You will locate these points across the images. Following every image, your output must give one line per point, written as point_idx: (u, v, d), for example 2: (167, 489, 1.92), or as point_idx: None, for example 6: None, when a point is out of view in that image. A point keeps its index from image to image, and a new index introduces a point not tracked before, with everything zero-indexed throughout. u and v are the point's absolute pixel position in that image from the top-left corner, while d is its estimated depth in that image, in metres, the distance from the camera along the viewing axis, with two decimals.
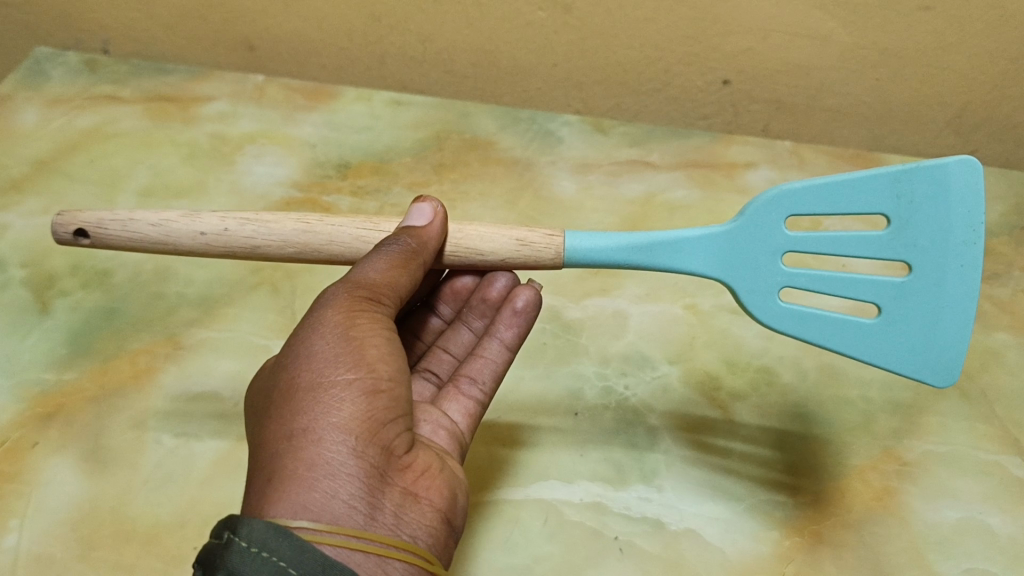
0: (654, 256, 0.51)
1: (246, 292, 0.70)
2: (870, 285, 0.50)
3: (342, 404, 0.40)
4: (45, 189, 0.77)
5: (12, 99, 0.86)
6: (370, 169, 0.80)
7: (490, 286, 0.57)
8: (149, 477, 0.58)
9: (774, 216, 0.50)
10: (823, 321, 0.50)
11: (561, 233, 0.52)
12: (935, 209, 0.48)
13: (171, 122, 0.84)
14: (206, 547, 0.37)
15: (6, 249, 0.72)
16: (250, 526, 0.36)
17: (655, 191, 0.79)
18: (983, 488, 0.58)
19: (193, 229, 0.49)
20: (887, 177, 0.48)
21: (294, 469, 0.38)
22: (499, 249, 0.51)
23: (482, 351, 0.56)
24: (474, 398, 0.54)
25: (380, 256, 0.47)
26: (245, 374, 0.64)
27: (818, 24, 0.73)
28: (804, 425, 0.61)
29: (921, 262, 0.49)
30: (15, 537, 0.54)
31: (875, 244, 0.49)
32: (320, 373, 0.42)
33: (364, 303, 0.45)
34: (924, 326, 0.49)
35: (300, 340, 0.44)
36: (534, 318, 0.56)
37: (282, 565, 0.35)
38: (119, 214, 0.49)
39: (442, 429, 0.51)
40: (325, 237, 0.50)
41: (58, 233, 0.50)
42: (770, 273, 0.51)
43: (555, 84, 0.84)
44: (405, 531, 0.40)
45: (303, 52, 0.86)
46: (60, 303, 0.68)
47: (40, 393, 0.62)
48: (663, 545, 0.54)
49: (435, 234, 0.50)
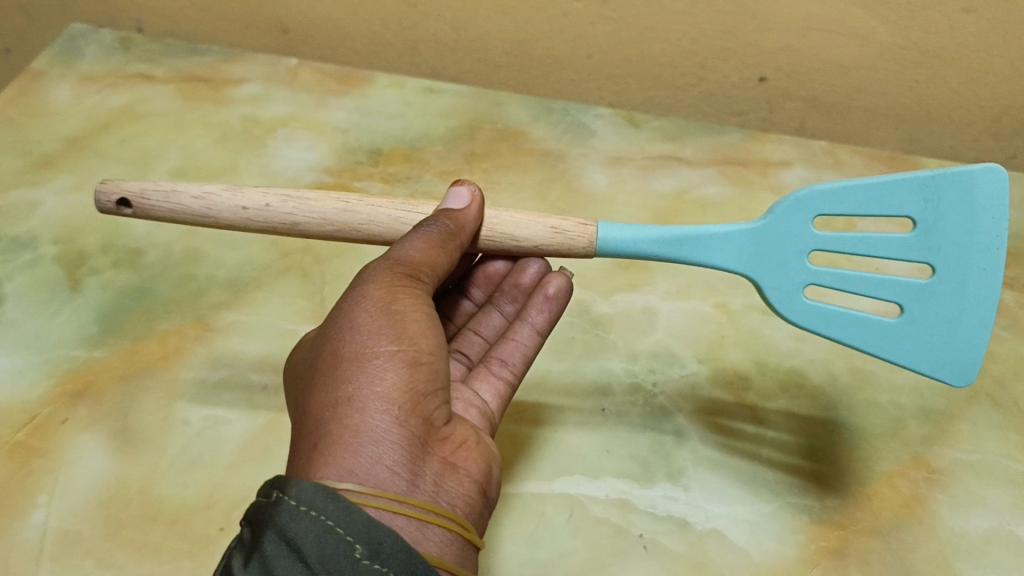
0: (684, 250, 0.51)
1: (276, 276, 0.70)
2: (893, 286, 0.49)
3: (385, 374, 0.40)
4: (78, 167, 0.77)
5: (46, 76, 0.86)
6: (402, 156, 0.80)
7: (522, 271, 0.57)
8: (177, 457, 0.58)
9: (802, 216, 0.50)
10: (846, 321, 0.50)
11: (594, 222, 0.51)
12: (960, 214, 0.47)
13: (204, 103, 0.84)
14: (257, 506, 0.37)
15: (38, 226, 0.72)
16: (299, 486, 0.36)
17: (687, 187, 0.78)
18: (1013, 498, 0.57)
19: (235, 203, 0.49)
20: (915, 181, 0.48)
21: (340, 435, 0.38)
22: (534, 236, 0.51)
23: (514, 334, 0.56)
24: (505, 380, 0.54)
25: (418, 236, 0.47)
26: (274, 358, 0.64)
27: (859, 23, 0.72)
28: (833, 429, 0.60)
29: (944, 266, 0.48)
30: (43, 513, 0.55)
31: (899, 247, 0.49)
32: (363, 344, 0.42)
33: (405, 279, 0.45)
34: (948, 329, 0.49)
35: (342, 313, 0.44)
36: (565, 305, 0.56)
37: (330, 525, 0.35)
38: (163, 185, 0.49)
39: (474, 407, 0.51)
40: (365, 216, 0.50)
41: (101, 201, 0.49)
42: (797, 270, 0.50)
43: (589, 76, 0.83)
44: (444, 499, 0.40)
45: (337, 37, 0.85)
46: (91, 281, 0.69)
47: (70, 369, 0.62)
48: (688, 544, 0.54)
49: (472, 218, 0.50)
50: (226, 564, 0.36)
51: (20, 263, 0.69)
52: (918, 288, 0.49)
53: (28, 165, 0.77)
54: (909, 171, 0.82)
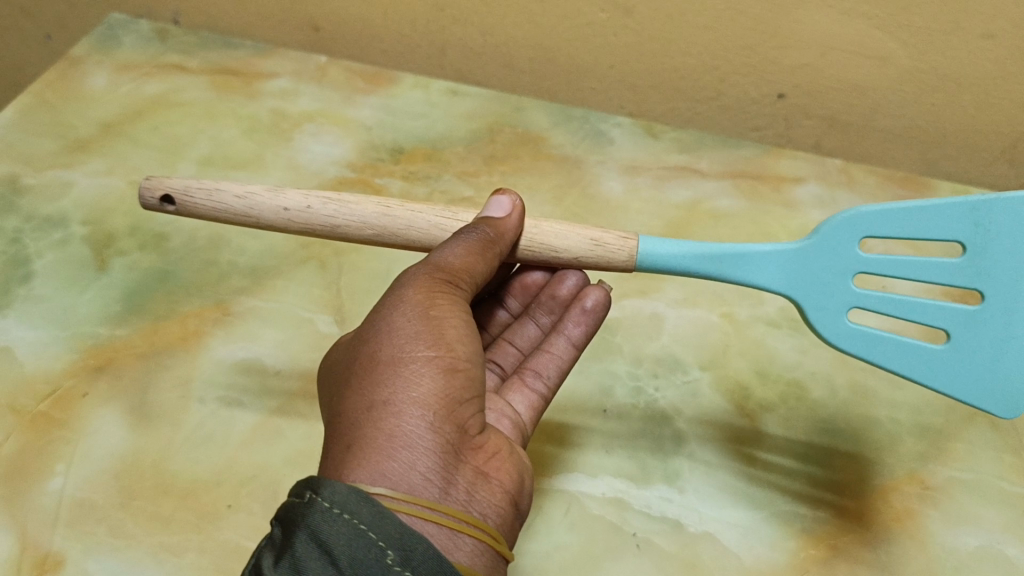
0: (728, 267, 0.51)
1: (295, 265, 0.71)
2: (940, 310, 0.50)
3: (421, 379, 0.42)
4: (110, 152, 0.80)
5: (85, 62, 0.89)
6: (423, 155, 0.82)
7: (560, 283, 0.58)
8: (191, 434, 0.60)
9: (845, 237, 0.50)
10: (890, 344, 0.50)
11: (634, 236, 0.52)
12: (1012, 240, 0.48)
13: (234, 95, 0.87)
14: (290, 505, 0.39)
15: (70, 206, 0.75)
16: (333, 489, 0.37)
17: (701, 199, 0.80)
18: (1005, 518, 0.58)
19: (277, 204, 0.51)
20: (966, 206, 0.48)
21: (375, 438, 0.40)
22: (574, 247, 0.52)
23: (550, 345, 0.57)
24: (539, 392, 0.55)
25: (459, 243, 0.49)
26: (288, 344, 0.66)
27: (878, 44, 0.74)
28: (831, 442, 0.62)
29: (992, 291, 0.49)
30: (60, 480, 0.57)
31: (946, 272, 0.49)
32: (400, 349, 0.43)
33: (443, 285, 0.47)
34: (992, 357, 0.49)
35: (380, 317, 0.46)
36: (602, 318, 0.57)
37: (362, 529, 0.36)
38: (206, 183, 0.51)
39: (506, 418, 0.52)
40: (404, 222, 0.52)
41: (146, 197, 0.51)
42: (840, 292, 0.50)
43: (610, 86, 0.85)
44: (476, 508, 0.41)
45: (367, 37, 0.88)
46: (117, 262, 0.71)
47: (94, 345, 0.65)
48: (681, 545, 0.55)
49: (511, 227, 0.51)
50: (256, 561, 0.38)
51: (50, 241, 0.72)
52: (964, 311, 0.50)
53: (63, 147, 0.80)
54: (922, 194, 0.83)
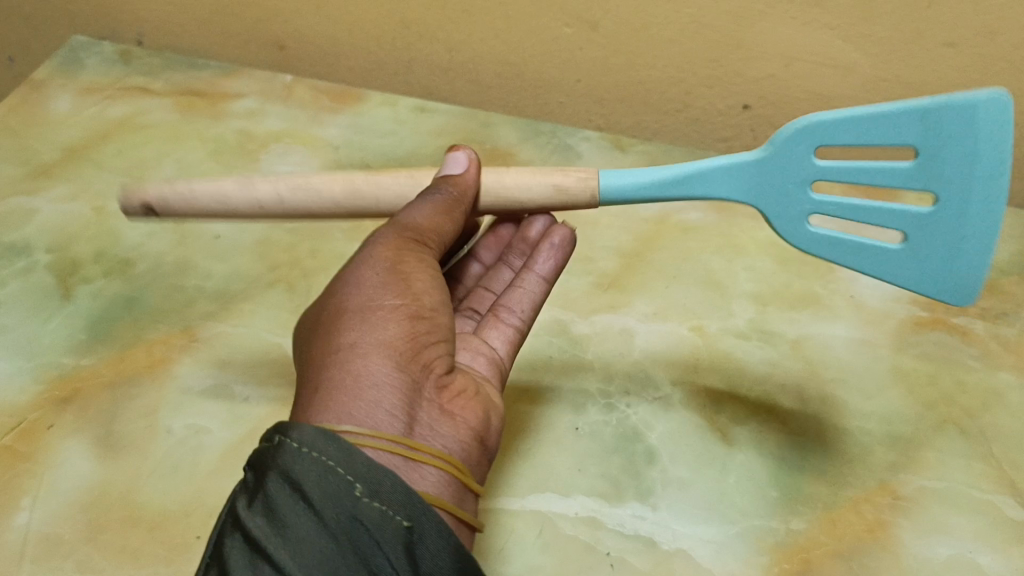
0: (685, 186, 0.51)
1: (263, 288, 0.71)
2: (891, 213, 0.49)
3: (387, 323, 0.43)
4: (74, 176, 0.79)
5: (48, 86, 0.88)
6: (391, 173, 0.82)
7: (529, 226, 0.59)
8: (159, 464, 0.59)
9: (800, 147, 0.49)
10: (849, 247, 0.50)
11: (595, 173, 0.52)
12: (965, 140, 0.45)
13: (200, 116, 0.86)
14: (265, 447, 0.38)
15: (34, 233, 0.74)
16: (301, 429, 0.37)
17: (670, 212, 0.80)
18: (976, 527, 0.58)
19: (248, 196, 0.54)
20: (915, 110, 0.46)
21: (340, 381, 0.40)
22: (537, 194, 0.52)
23: (521, 282, 0.56)
24: (515, 327, 0.55)
25: (426, 202, 0.49)
26: (257, 368, 0.65)
27: (841, 54, 0.74)
28: (803, 453, 0.61)
29: (946, 195, 0.47)
30: (26, 515, 0.56)
31: (897, 177, 0.47)
32: (368, 296, 0.44)
33: (412, 243, 0.47)
34: (942, 261, 0.48)
35: (348, 272, 0.47)
36: (570, 254, 0.57)
37: (331, 465, 0.36)
38: (182, 188, 0.54)
39: (482, 356, 0.52)
40: (367, 194, 0.54)
41: (128, 209, 0.55)
42: (797, 201, 0.50)
43: (577, 99, 0.85)
44: (444, 443, 0.41)
45: (331, 55, 0.87)
46: (82, 289, 0.70)
47: (59, 376, 0.64)
48: (654, 564, 0.55)
49: (471, 183, 0.51)
50: (233, 504, 0.38)
51: (15, 269, 0.71)
52: (919, 213, 0.48)
53: (26, 173, 0.79)
54: None
